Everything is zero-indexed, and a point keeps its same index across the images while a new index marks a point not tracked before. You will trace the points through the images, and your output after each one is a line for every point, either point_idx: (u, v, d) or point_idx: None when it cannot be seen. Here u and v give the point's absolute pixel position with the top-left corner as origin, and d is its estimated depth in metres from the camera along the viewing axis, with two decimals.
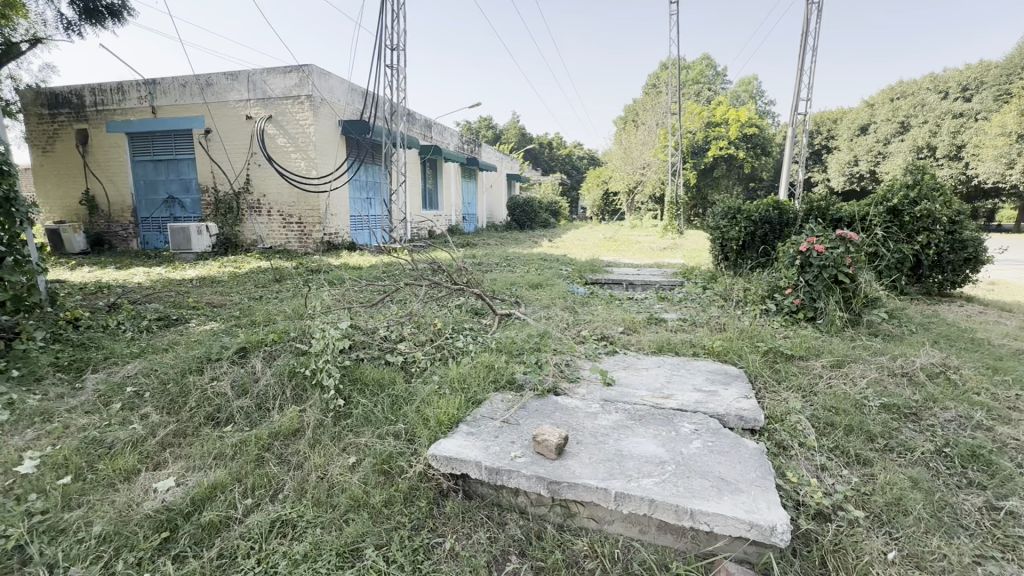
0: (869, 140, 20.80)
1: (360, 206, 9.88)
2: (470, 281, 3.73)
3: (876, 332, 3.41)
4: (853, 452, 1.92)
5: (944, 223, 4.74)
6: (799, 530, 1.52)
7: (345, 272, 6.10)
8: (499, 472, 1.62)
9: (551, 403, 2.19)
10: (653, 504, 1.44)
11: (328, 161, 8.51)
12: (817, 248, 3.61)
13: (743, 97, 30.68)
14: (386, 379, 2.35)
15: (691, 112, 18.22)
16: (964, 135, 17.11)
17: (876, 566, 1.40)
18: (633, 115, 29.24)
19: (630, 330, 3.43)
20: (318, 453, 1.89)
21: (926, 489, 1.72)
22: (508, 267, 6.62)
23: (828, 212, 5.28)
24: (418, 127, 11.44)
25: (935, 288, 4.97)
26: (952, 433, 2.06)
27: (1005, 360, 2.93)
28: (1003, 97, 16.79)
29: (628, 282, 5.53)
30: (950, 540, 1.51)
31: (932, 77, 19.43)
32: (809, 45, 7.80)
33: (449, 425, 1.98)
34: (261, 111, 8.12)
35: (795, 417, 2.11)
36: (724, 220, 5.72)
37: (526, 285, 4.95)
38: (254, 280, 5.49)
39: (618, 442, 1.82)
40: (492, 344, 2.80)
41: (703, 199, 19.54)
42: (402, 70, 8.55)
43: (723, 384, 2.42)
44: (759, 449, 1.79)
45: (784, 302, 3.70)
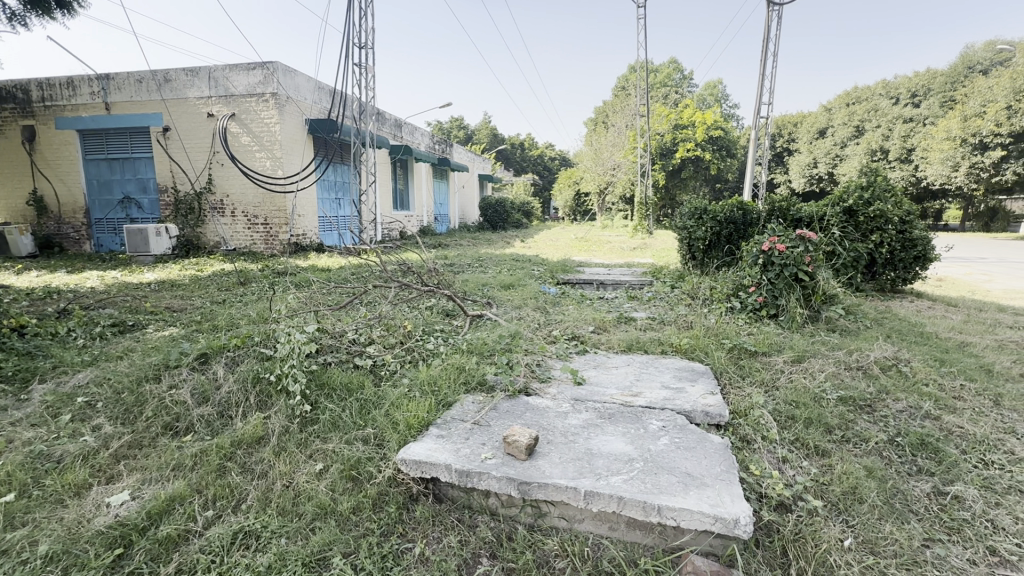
0: (827, 143, 21.69)
1: (329, 206, 9.66)
2: (441, 282, 3.69)
3: (834, 328, 3.56)
4: (812, 443, 1.99)
5: (896, 223, 4.97)
6: (761, 521, 1.56)
7: (312, 274, 5.94)
8: (469, 475, 1.61)
9: (522, 404, 2.19)
10: (622, 501, 1.46)
11: (294, 160, 8.30)
12: (778, 248, 3.74)
13: (708, 101, 31.54)
14: (354, 383, 2.31)
15: (660, 114, 18.58)
16: (913, 139, 17.99)
17: (833, 553, 1.45)
18: (603, 116, 29.63)
19: (600, 330, 3.47)
20: (283, 460, 1.84)
21: (880, 478, 1.80)
22: (480, 267, 6.60)
23: (789, 211, 5.47)
24: (388, 126, 11.28)
25: (888, 285, 5.21)
26: (903, 423, 2.17)
27: (951, 352, 3.10)
28: (948, 104, 17.81)
29: (599, 282, 5.59)
30: (902, 526, 1.59)
31: (885, 84, 20.57)
32: (771, 51, 8.05)
33: (420, 428, 1.97)
34: (223, 109, 7.86)
35: (758, 412, 2.18)
36: (691, 220, 5.85)
37: (498, 285, 4.96)
38: (217, 283, 5.30)
39: (588, 441, 1.84)
40: (463, 345, 2.79)
41: (671, 199, 19.93)
42: (371, 68, 8.45)
43: (690, 381, 2.48)
44: (724, 444, 1.84)
45: (748, 300, 3.81)
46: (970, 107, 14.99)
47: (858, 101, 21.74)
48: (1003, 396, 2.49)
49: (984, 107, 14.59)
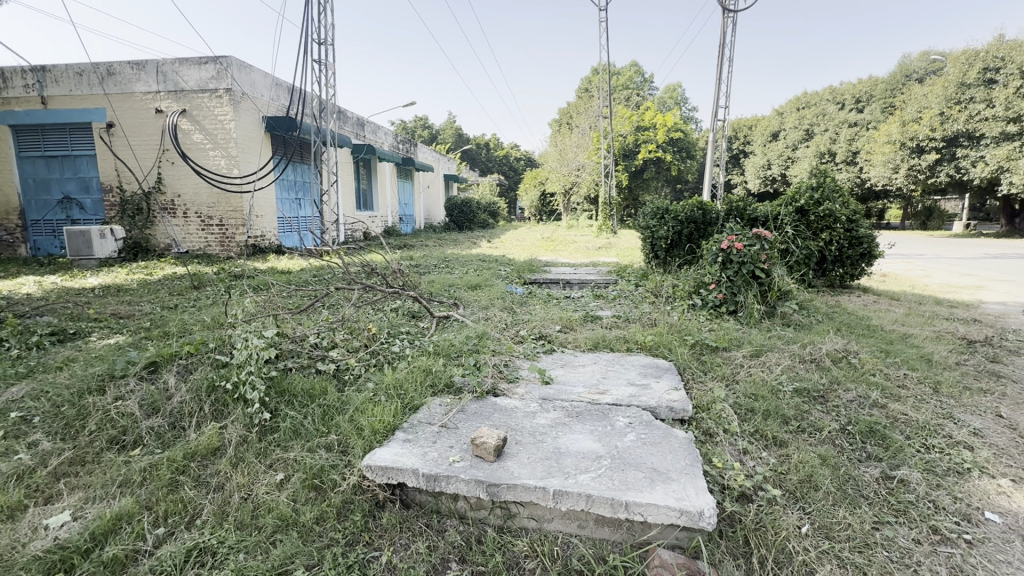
0: (780, 146, 22.71)
1: (288, 207, 9.35)
2: (406, 284, 3.63)
3: (788, 322, 3.71)
4: (771, 434, 2.07)
5: (843, 222, 5.24)
6: (724, 512, 1.60)
7: (271, 276, 5.73)
8: (437, 479, 1.59)
9: (490, 405, 2.18)
10: (590, 499, 1.47)
11: (251, 159, 7.99)
12: (737, 246, 3.87)
13: (668, 103, 32.40)
14: (317, 389, 2.24)
15: (622, 116, 18.94)
16: (857, 142, 19.00)
17: (791, 540, 1.51)
18: (567, 117, 29.96)
19: (566, 329, 3.49)
20: (241, 471, 1.76)
21: (833, 465, 1.89)
22: (447, 268, 6.53)
23: (746, 211, 5.74)
24: (349, 125, 11.04)
25: (837, 280, 5.49)
26: (853, 412, 2.28)
27: (895, 344, 3.29)
28: (888, 110, 18.89)
29: (565, 281, 5.64)
30: (854, 510, 1.66)
31: (831, 90, 21.62)
32: (726, 56, 8.32)
33: (386, 432, 1.93)
34: (173, 104, 7.49)
35: (719, 406, 2.24)
36: (653, 220, 5.99)
37: (464, 286, 4.93)
38: (168, 288, 5.05)
39: (556, 440, 1.84)
40: (429, 347, 2.75)
41: (634, 200, 20.33)
42: (331, 65, 8.25)
43: (655, 377, 2.53)
44: (688, 438, 1.88)
45: (709, 297, 3.93)
46: (908, 113, 15.95)
47: (807, 106, 22.78)
48: (941, 383, 2.67)
49: (920, 113, 15.54)
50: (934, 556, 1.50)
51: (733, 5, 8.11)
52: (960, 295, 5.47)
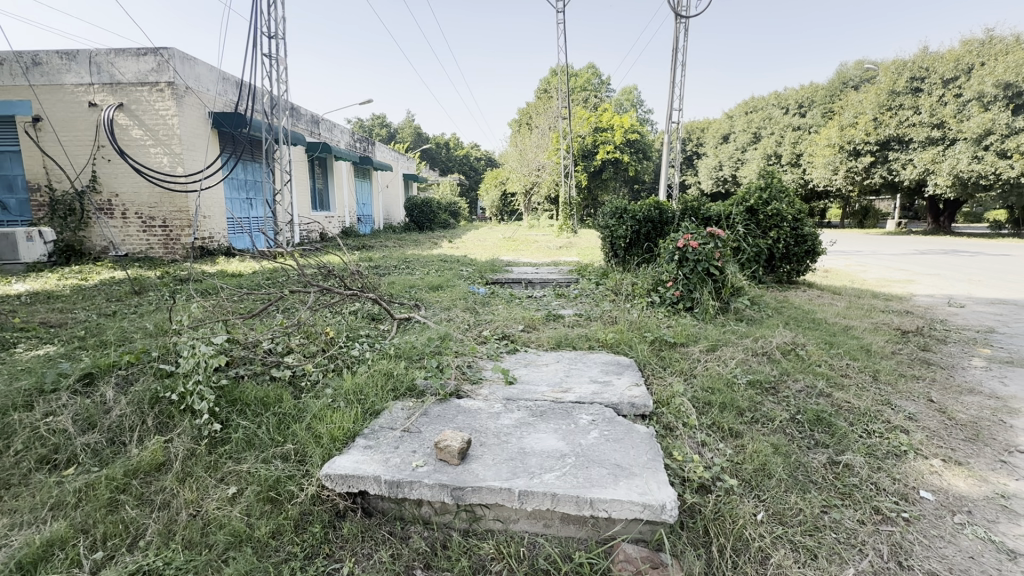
0: (730, 148, 24.01)
1: (238, 207, 8.94)
2: (366, 286, 3.54)
3: (741, 317, 3.87)
4: (727, 426, 2.14)
5: (790, 221, 5.51)
6: (685, 504, 1.64)
7: (220, 280, 5.46)
8: (400, 486, 1.55)
9: (453, 407, 2.15)
10: (555, 498, 1.47)
11: (196, 157, 7.59)
12: (692, 245, 4.00)
13: (625, 106, 33.14)
14: (271, 397, 2.15)
15: (580, 117, 19.19)
16: (800, 146, 20.03)
17: (748, 528, 1.56)
18: (527, 118, 30.15)
19: (529, 328, 3.51)
20: (188, 487, 1.66)
21: (785, 453, 1.97)
22: (407, 269, 6.43)
23: (699, 211, 5.92)
24: (303, 122, 10.68)
25: (785, 276, 5.75)
26: (802, 401, 2.40)
27: (838, 336, 3.48)
28: (827, 115, 20.02)
29: (527, 280, 5.66)
30: (804, 495, 1.74)
31: (776, 95, 22.70)
32: (680, 60, 8.57)
33: (346, 439, 1.87)
34: (108, 98, 7.02)
35: (679, 400, 2.30)
36: (612, 219, 6.09)
37: (426, 287, 4.86)
38: (106, 293, 4.73)
39: (521, 440, 1.84)
40: (391, 350, 2.69)
41: (593, 200, 20.67)
42: (282, 60, 7.96)
43: (616, 374, 2.57)
44: (649, 433, 1.92)
45: (666, 294, 4.04)
46: (845, 118, 16.94)
47: (755, 110, 23.84)
48: (880, 371, 2.86)
49: (856, 119, 16.56)
50: (876, 535, 1.59)
51: (686, 12, 8.37)
52: (894, 288, 5.86)
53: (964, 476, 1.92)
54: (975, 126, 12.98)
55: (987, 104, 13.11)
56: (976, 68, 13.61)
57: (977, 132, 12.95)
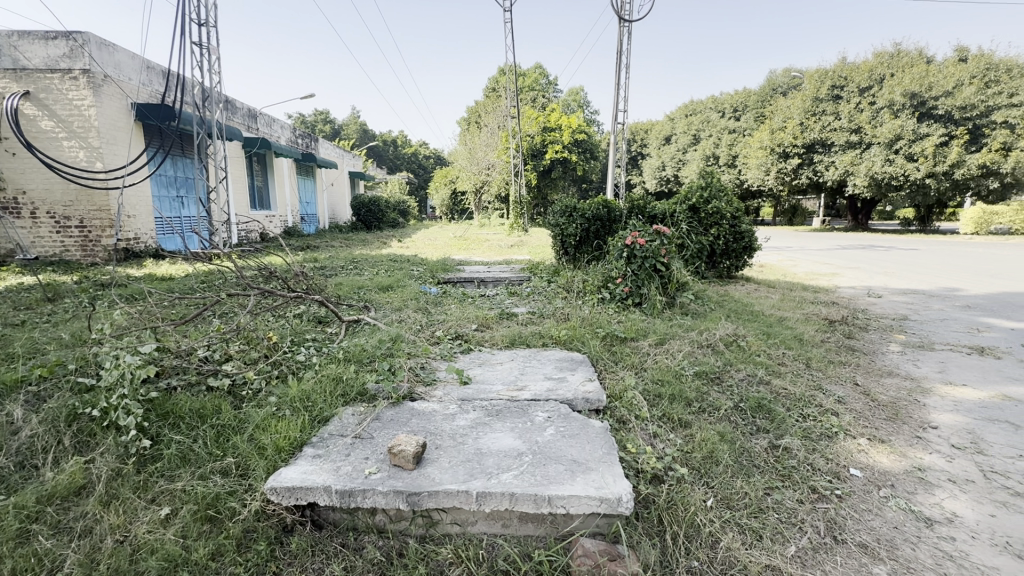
0: (673, 149, 25.01)
1: (168, 206, 8.33)
2: (311, 287, 3.39)
3: (686, 311, 4.03)
4: (676, 417, 2.21)
5: (728, 219, 5.80)
6: (640, 495, 1.67)
7: (146, 284, 5.05)
8: (353, 495, 1.49)
9: (407, 410, 2.10)
10: (514, 497, 1.46)
11: (119, 152, 7.01)
12: (640, 242, 4.13)
13: (573, 106, 33.74)
14: (208, 408, 2.01)
15: (529, 117, 19.35)
16: (736, 148, 21.16)
17: (700, 515, 1.61)
18: (476, 116, 30.02)
19: (483, 327, 3.49)
20: (115, 510, 1.52)
21: (730, 440, 2.06)
22: (354, 269, 6.22)
23: (645, 209, 6.10)
24: (239, 116, 10.11)
25: (725, 272, 6.04)
26: (744, 389, 2.53)
27: (774, 326, 3.70)
28: (760, 119, 21.26)
29: (480, 279, 5.63)
30: (749, 479, 1.83)
31: (714, 99, 23.83)
32: (624, 63, 8.80)
33: (292, 449, 1.77)
34: (12, 85, 6.37)
35: (631, 393, 2.35)
36: (562, 217, 6.15)
37: (375, 288, 4.72)
38: (13, 301, 4.26)
39: (477, 441, 1.81)
40: (339, 353, 2.59)
41: (543, 199, 20.89)
42: (214, 49, 7.49)
43: (571, 370, 2.60)
44: (604, 427, 1.95)
45: (616, 291, 4.14)
46: (775, 122, 18.03)
47: (694, 113, 24.93)
48: (812, 358, 3.06)
49: (785, 122, 17.64)
50: (814, 513, 1.70)
51: (629, 16, 8.60)
52: (821, 281, 6.30)
53: (887, 452, 2.09)
54: (887, 131, 14.22)
55: (896, 111, 14.35)
56: (887, 78, 14.92)
57: (888, 137, 14.19)
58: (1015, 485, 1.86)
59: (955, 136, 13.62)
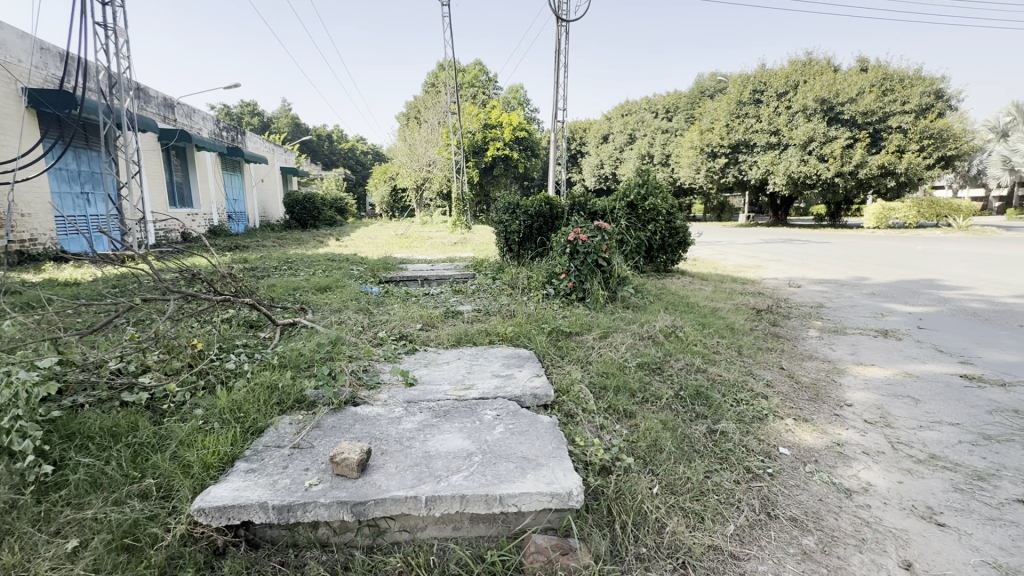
0: (610, 148, 25.79)
1: (71, 203, 7.52)
2: (241, 290, 3.18)
3: (627, 304, 4.16)
4: (621, 407, 2.27)
5: (664, 215, 6.05)
6: (590, 488, 1.69)
7: (46, 291, 4.52)
8: (292, 509, 1.40)
9: (350, 416, 2.00)
10: (464, 500, 1.43)
11: (8, 142, 6.26)
12: (582, 238, 4.20)
13: (513, 103, 33.91)
14: (123, 425, 1.82)
15: (469, 113, 19.22)
16: (669, 147, 22.17)
17: (647, 503, 1.65)
18: (416, 111, 29.45)
19: (428, 326, 3.41)
20: (7, 548, 1.33)
21: (672, 428, 2.14)
22: (288, 270, 5.91)
23: (586, 206, 6.24)
24: (153, 105, 9.29)
25: (662, 266, 6.29)
26: (683, 378, 2.64)
27: (708, 317, 3.89)
28: (690, 120, 22.35)
29: (423, 278, 5.52)
30: (690, 464, 1.91)
31: (647, 100, 24.78)
32: (562, 62, 8.92)
33: (222, 465, 1.65)
34: None
35: (578, 387, 2.39)
36: (505, 214, 6.15)
37: (312, 288, 4.51)
38: None
39: (424, 444, 1.76)
40: (274, 359, 2.44)
41: (485, 196, 20.85)
42: (121, 32, 6.84)
43: (518, 366, 2.60)
44: (552, 423, 1.96)
45: (560, 286, 4.20)
46: (704, 123, 19.03)
47: (630, 113, 25.76)
48: (742, 346, 3.25)
49: (712, 124, 18.67)
50: (749, 492, 1.79)
51: (567, 16, 8.72)
52: (749, 273, 6.71)
53: (810, 430, 2.25)
54: (802, 133, 15.41)
55: (809, 115, 15.59)
56: (801, 85, 16.14)
57: (803, 139, 15.39)
58: (917, 453, 2.06)
59: (859, 139, 15.00)
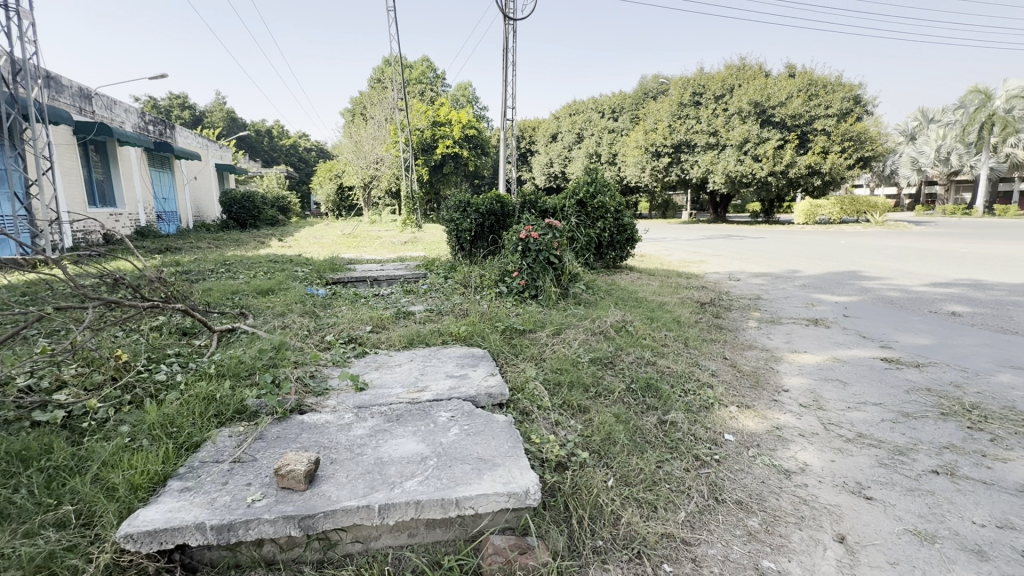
0: (559, 147, 26.17)
1: None
2: (173, 295, 2.96)
3: (578, 301, 4.22)
4: (576, 403, 2.30)
5: (612, 212, 6.19)
6: (546, 484, 1.70)
7: None
8: (233, 528, 1.31)
9: (296, 425, 1.91)
10: (419, 506, 1.39)
11: None
12: (534, 236, 4.24)
13: (462, 101, 33.70)
14: (35, 448, 1.64)
15: (417, 110, 18.93)
16: (615, 146, 22.78)
17: (602, 496, 1.68)
18: (361, 107, 28.67)
19: (378, 328, 3.32)
20: None
21: (624, 421, 2.19)
22: (226, 273, 5.58)
23: (536, 204, 6.28)
24: (66, 96, 8.49)
25: (611, 262, 6.42)
26: (634, 371, 2.71)
27: (656, 311, 4.01)
28: (634, 120, 23.05)
29: (373, 278, 5.37)
30: (643, 455, 1.96)
31: (594, 100, 25.33)
32: (510, 60, 8.95)
33: (152, 485, 1.52)
34: None
35: (532, 385, 2.39)
36: (456, 212, 6.09)
37: (253, 291, 4.28)
38: None
39: (377, 450, 1.70)
40: (210, 368, 2.29)
41: (436, 194, 20.59)
42: (26, 13, 6.21)
43: (472, 366, 2.57)
44: (507, 422, 1.95)
45: (513, 284, 4.20)
46: (648, 123, 19.69)
47: (577, 113, 26.21)
48: (689, 338, 3.37)
49: (655, 124, 19.33)
50: (698, 478, 1.86)
51: (513, 14, 8.76)
52: (693, 268, 6.99)
53: (752, 416, 2.37)
54: (737, 134, 16.25)
55: (744, 117, 16.46)
56: (736, 88, 17.01)
57: (739, 139, 16.22)
58: (846, 432, 2.21)
59: (788, 141, 16.01)
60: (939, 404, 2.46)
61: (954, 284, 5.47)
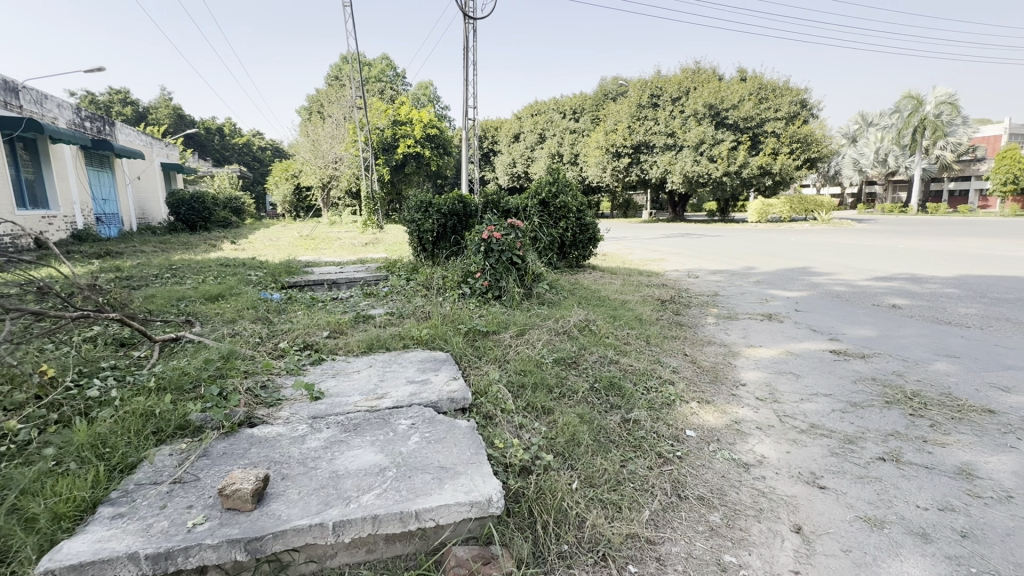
0: (521, 147, 26.24)
1: None
2: (110, 303, 2.76)
3: (542, 300, 4.21)
4: (539, 404, 2.27)
5: (575, 212, 6.24)
6: (510, 490, 1.67)
7: None
8: (171, 556, 1.21)
9: (244, 440, 1.80)
10: (376, 520, 1.33)
11: None
12: (496, 236, 4.21)
13: (423, 100, 33.31)
14: None
15: (377, 109, 18.58)
16: (576, 147, 23.05)
17: (567, 500, 1.66)
18: (318, 106, 27.88)
19: (336, 333, 3.20)
20: None
21: (588, 421, 2.18)
22: (173, 278, 5.28)
23: (499, 204, 6.25)
24: None
25: (574, 261, 6.47)
26: (597, 370, 2.71)
27: (618, 309, 4.05)
28: (595, 121, 23.39)
29: (331, 281, 5.20)
30: (607, 456, 1.95)
31: (555, 101, 25.56)
32: (470, 60, 8.89)
33: (80, 512, 1.39)
34: None
35: (495, 388, 2.35)
36: (417, 213, 5.97)
37: (201, 297, 4.06)
38: None
39: (332, 463, 1.63)
40: (150, 382, 2.13)
41: (397, 195, 20.24)
42: None
43: (433, 370, 2.51)
44: (469, 427, 1.90)
45: (476, 285, 4.15)
46: (608, 124, 20.04)
47: (539, 113, 26.37)
48: (650, 336, 3.42)
49: (615, 125, 19.69)
50: (661, 476, 1.87)
51: (472, 14, 8.70)
52: (653, 266, 7.12)
53: (712, 411, 2.41)
54: (694, 136, 16.73)
55: (700, 119, 16.99)
56: (691, 91, 17.51)
57: (695, 141, 16.71)
58: (800, 424, 2.28)
59: (741, 142, 16.59)
60: (884, 393, 2.58)
61: (894, 278, 5.79)
